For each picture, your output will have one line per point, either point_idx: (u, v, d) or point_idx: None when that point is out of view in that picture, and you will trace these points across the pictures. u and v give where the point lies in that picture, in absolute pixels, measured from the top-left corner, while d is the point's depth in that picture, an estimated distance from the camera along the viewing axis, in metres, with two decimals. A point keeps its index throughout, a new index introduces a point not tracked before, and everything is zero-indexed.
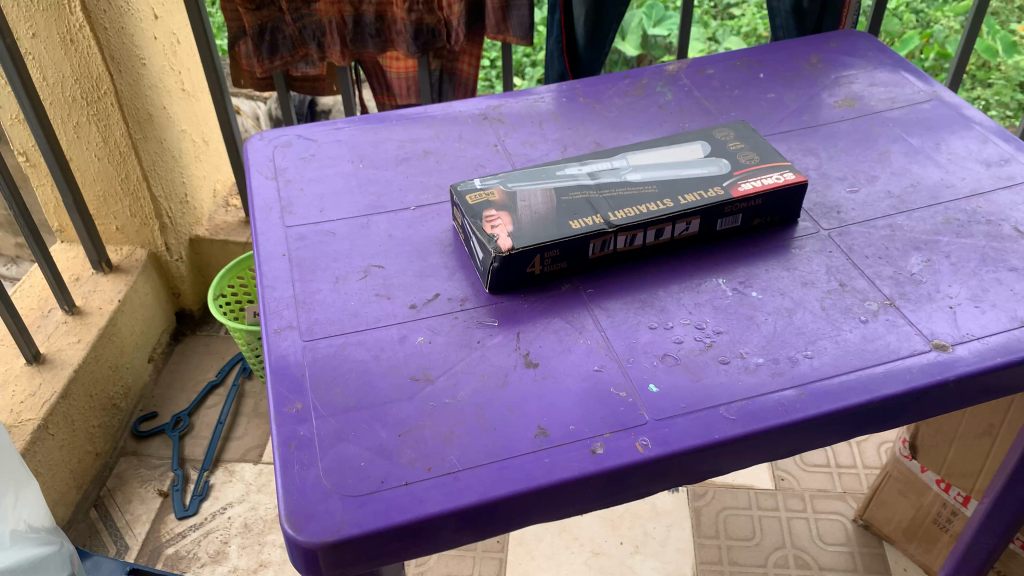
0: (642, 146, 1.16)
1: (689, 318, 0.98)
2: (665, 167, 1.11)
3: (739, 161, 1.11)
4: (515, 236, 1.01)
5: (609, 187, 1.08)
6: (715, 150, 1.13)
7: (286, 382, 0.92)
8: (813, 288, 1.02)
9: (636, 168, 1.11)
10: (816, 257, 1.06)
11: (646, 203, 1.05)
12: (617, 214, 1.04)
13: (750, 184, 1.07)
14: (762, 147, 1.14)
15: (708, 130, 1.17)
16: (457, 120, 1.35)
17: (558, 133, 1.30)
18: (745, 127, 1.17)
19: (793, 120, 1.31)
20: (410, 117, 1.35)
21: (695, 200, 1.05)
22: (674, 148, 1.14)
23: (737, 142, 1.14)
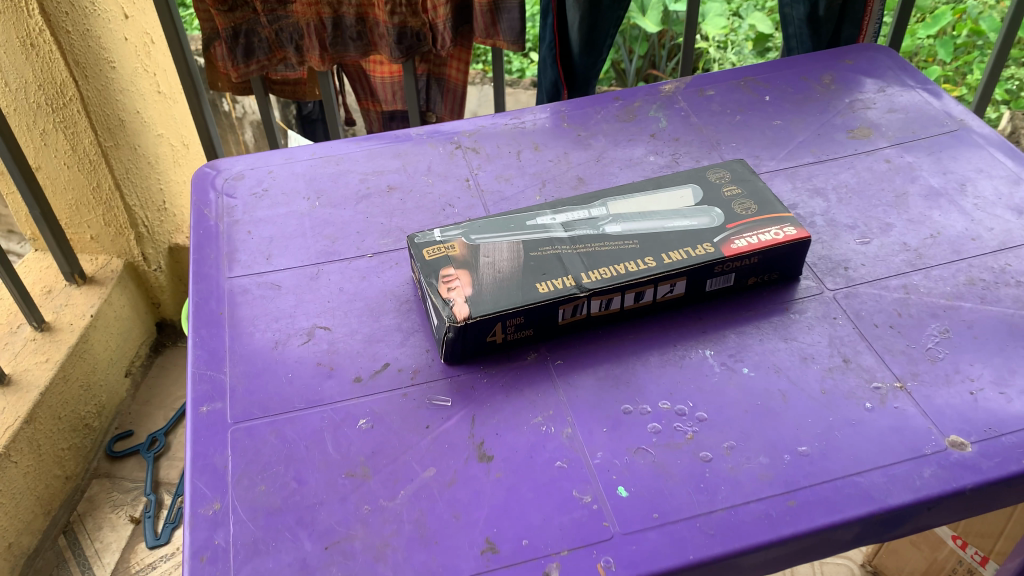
0: (626, 190, 1.03)
1: (668, 400, 0.87)
2: (649, 217, 0.98)
3: (733, 210, 0.99)
4: (473, 302, 0.89)
5: (584, 241, 0.96)
6: (707, 197, 1.00)
7: (205, 475, 0.81)
8: (812, 365, 0.89)
9: (617, 218, 0.99)
10: (818, 325, 0.94)
11: (624, 262, 0.93)
12: (591, 275, 0.92)
13: (744, 241, 0.94)
14: (760, 193, 1.01)
15: (700, 171, 1.05)
16: (428, 147, 1.22)
17: (537, 166, 1.17)
18: (743, 168, 1.04)
19: (800, 151, 1.17)
20: (377, 143, 1.23)
21: (681, 259, 0.93)
22: (661, 193, 1.02)
23: (732, 187, 1.02)
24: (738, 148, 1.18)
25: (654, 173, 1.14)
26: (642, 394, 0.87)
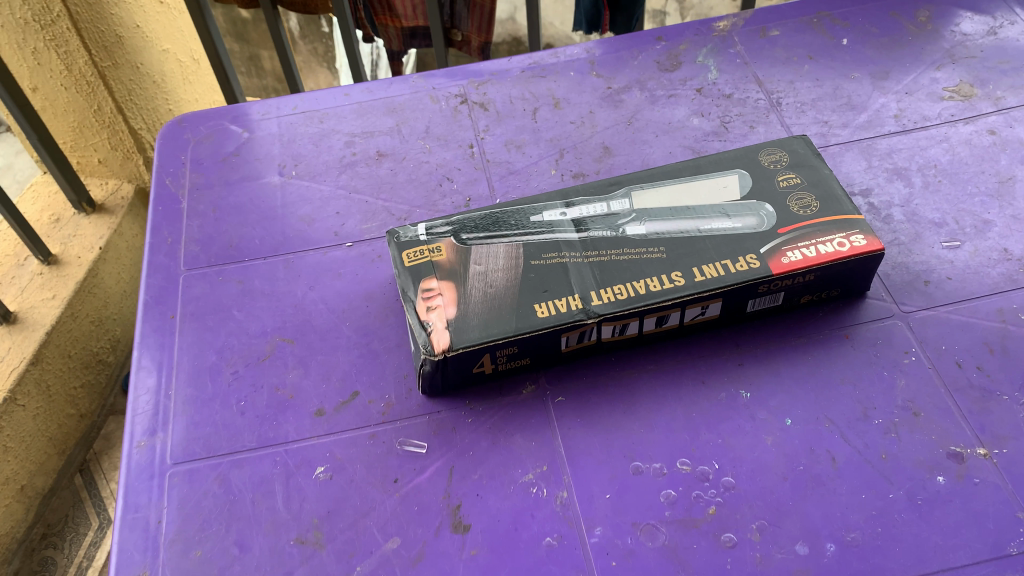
0: (656, 174, 0.84)
1: (688, 459, 0.71)
2: (682, 215, 0.80)
3: (788, 209, 0.79)
4: (456, 327, 0.73)
5: (598, 246, 0.78)
6: (756, 189, 0.81)
7: (135, 534, 0.69)
8: (873, 417, 0.72)
9: (642, 215, 0.80)
10: (884, 362, 0.75)
11: (646, 278, 0.75)
12: (603, 296, 0.74)
13: (798, 254, 0.75)
14: (824, 185, 0.81)
15: (751, 151, 0.84)
16: (429, 100, 1.03)
17: (555, 128, 0.98)
18: (805, 148, 0.84)
19: (882, 116, 0.95)
20: (369, 94, 1.04)
21: (718, 277, 0.75)
22: (699, 181, 0.83)
23: (789, 174, 0.82)
24: (803, 110, 0.96)
25: (696, 143, 0.94)
26: (657, 449, 0.72)
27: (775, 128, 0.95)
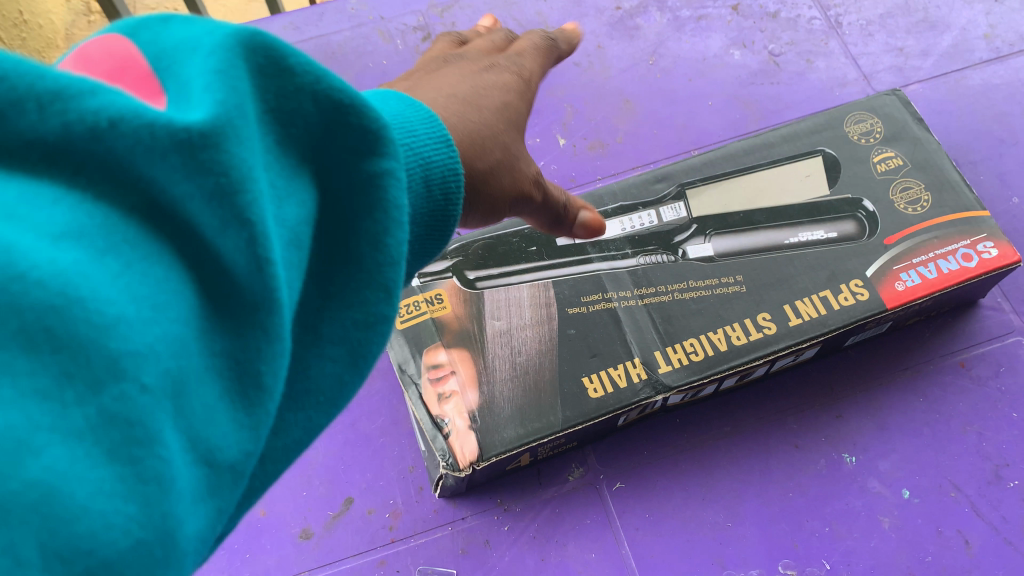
0: (713, 161, 0.63)
1: (792, 561, 0.56)
2: (756, 222, 0.60)
3: (892, 206, 0.60)
4: (483, 422, 0.54)
5: (654, 278, 0.58)
6: (847, 178, 0.61)
7: None
8: (1007, 478, 0.58)
9: (705, 224, 0.60)
10: (1011, 400, 0.60)
11: (725, 325, 0.56)
12: (672, 356, 0.56)
13: (915, 276, 0.58)
14: (933, 164, 0.62)
15: (832, 117, 0.64)
16: (378, 37, 0.76)
17: (554, 74, 0.74)
18: (902, 111, 0.64)
19: (969, 37, 0.74)
20: (293, 32, 0.77)
21: (818, 317, 0.56)
22: (770, 169, 0.62)
23: (887, 152, 0.62)
24: (870, 33, 0.75)
25: (742, 90, 0.72)
26: (751, 548, 0.57)
27: (839, 61, 0.74)
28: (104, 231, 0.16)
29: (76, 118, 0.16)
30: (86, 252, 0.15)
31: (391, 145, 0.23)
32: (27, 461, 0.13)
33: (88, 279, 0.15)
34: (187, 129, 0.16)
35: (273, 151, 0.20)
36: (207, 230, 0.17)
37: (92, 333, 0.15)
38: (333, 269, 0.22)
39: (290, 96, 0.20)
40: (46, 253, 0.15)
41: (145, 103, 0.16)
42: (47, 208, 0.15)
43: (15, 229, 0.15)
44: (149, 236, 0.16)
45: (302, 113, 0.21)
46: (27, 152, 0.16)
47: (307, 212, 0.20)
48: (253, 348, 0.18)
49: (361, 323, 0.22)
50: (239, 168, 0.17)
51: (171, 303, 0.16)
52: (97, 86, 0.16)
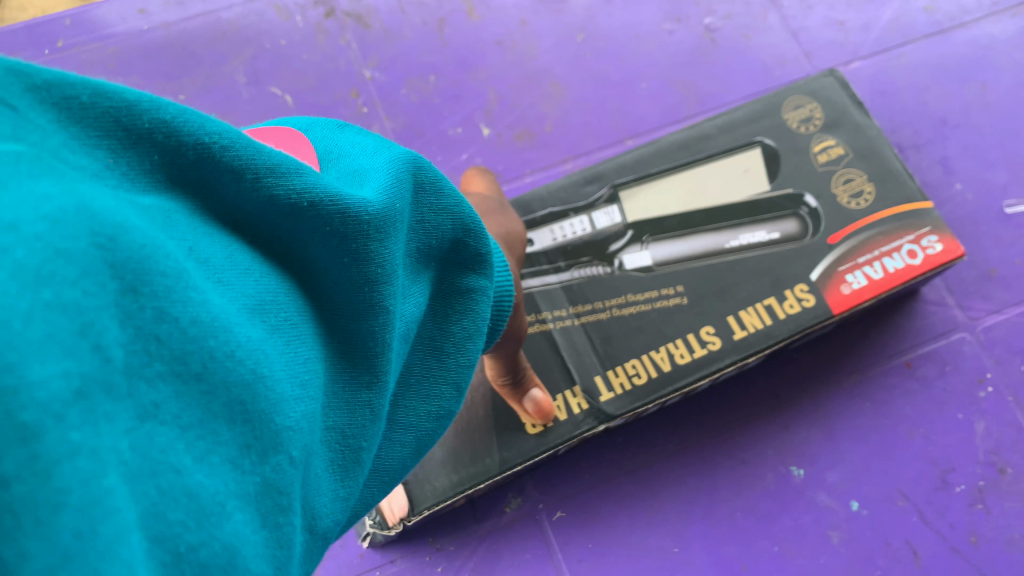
0: (645, 159, 0.58)
1: None
2: (693, 226, 0.55)
3: (835, 200, 0.54)
4: (413, 473, 0.50)
5: (591, 295, 0.55)
6: (787, 170, 0.56)
7: None
8: (954, 483, 0.56)
9: (642, 228, 0.56)
10: (956, 400, 0.59)
11: (667, 342, 0.53)
12: (612, 383, 0.52)
13: (860, 277, 0.52)
14: (877, 146, 0.55)
15: (767, 103, 0.58)
16: (275, 13, 0.67)
17: (475, 55, 0.67)
18: (842, 89, 0.57)
19: (911, 9, 0.70)
20: (176, 8, 0.67)
21: (760, 329, 0.52)
22: (705, 164, 0.57)
23: (827, 140, 0.56)
24: (810, 4, 0.70)
25: (677, 70, 0.67)
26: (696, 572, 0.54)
27: (778, 37, 0.69)
28: (276, 305, 0.19)
29: (283, 197, 0.20)
30: (265, 329, 0.18)
31: (484, 265, 0.31)
32: (223, 524, 0.15)
33: (271, 355, 0.18)
34: (363, 225, 0.22)
35: (417, 254, 0.27)
36: (349, 311, 0.22)
37: (268, 408, 0.17)
38: (424, 358, 0.29)
39: (439, 214, 0.28)
40: (244, 328, 0.17)
41: (338, 196, 0.21)
42: (241, 278, 0.18)
43: (221, 290, 0.17)
44: (301, 309, 0.20)
45: (443, 230, 0.28)
46: (222, 211, 0.19)
47: (417, 308, 0.27)
48: (359, 426, 0.22)
49: (432, 413, 0.29)
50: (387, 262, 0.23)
51: (311, 379, 0.19)
52: (300, 170, 0.21)
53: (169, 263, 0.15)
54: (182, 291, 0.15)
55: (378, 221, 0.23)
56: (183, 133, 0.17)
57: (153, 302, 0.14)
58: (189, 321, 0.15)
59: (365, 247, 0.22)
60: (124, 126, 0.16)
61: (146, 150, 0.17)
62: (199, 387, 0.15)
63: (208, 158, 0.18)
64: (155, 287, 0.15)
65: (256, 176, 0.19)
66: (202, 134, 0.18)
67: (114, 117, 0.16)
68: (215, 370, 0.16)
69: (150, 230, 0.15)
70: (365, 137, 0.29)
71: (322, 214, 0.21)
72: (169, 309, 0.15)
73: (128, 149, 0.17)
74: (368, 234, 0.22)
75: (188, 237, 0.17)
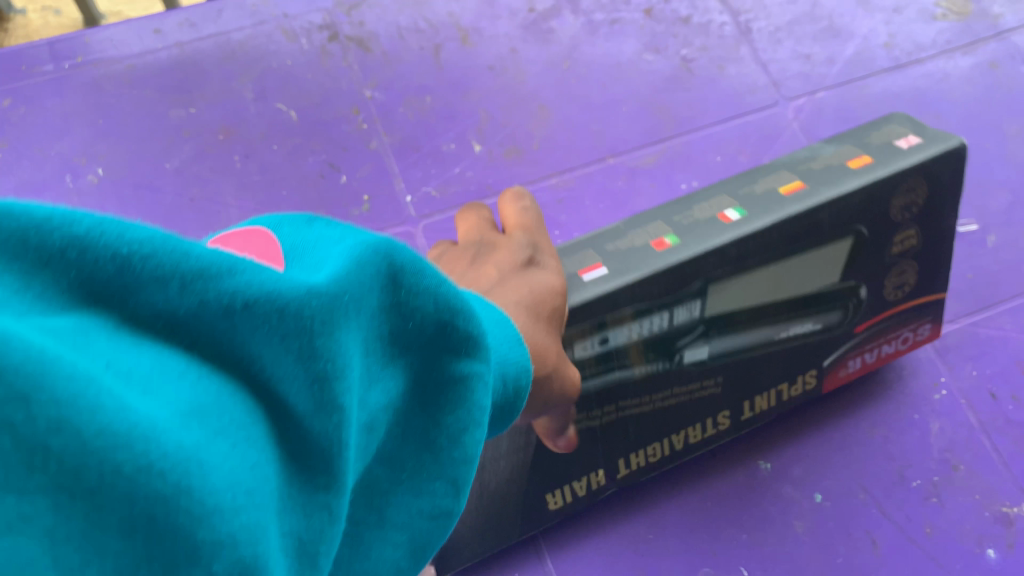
0: (746, 254, 0.48)
1: (711, 569, 0.57)
2: (757, 317, 0.53)
3: (882, 294, 0.56)
4: (444, 553, 0.55)
5: (646, 385, 0.53)
6: (859, 266, 0.53)
7: None
8: (910, 478, 0.60)
9: (711, 325, 0.51)
10: (913, 402, 0.63)
11: (688, 426, 0.57)
12: (632, 460, 0.57)
13: (857, 364, 0.60)
14: (943, 230, 0.54)
15: (890, 180, 0.49)
16: (281, 36, 0.72)
17: (468, 78, 0.72)
18: (953, 160, 0.50)
19: (871, 46, 0.76)
20: (190, 30, 0.72)
21: (765, 409, 0.59)
22: (801, 255, 0.50)
23: (908, 233, 0.53)
24: (778, 40, 0.76)
25: (657, 95, 0.72)
26: (671, 559, 0.58)
27: (749, 67, 0.74)
28: (218, 410, 0.13)
29: (215, 297, 0.14)
30: (204, 432, 0.13)
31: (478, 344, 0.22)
32: None
33: (207, 454, 0.12)
34: (313, 316, 0.15)
35: (390, 343, 0.20)
36: (306, 413, 0.15)
37: (187, 523, 0.12)
38: (414, 452, 0.21)
39: (423, 290, 0.20)
40: (172, 433, 0.12)
41: (283, 280, 0.15)
42: (175, 385, 0.13)
43: (149, 401, 0.12)
44: (254, 411, 0.14)
45: (424, 313, 0.20)
46: (150, 321, 0.13)
47: (390, 398, 0.20)
48: (316, 529, 0.16)
49: (426, 513, 0.21)
50: (343, 357, 0.16)
51: (263, 490, 0.14)
52: (236, 264, 0.14)
53: (76, 372, 0.11)
54: (89, 396, 0.11)
55: (333, 298, 0.16)
56: (82, 240, 0.13)
57: (47, 411, 0.11)
58: (92, 432, 0.11)
59: (326, 343, 0.15)
60: (6, 235, 0.12)
61: (35, 265, 0.12)
62: (90, 507, 0.11)
63: (124, 261, 0.13)
64: (45, 400, 0.11)
65: (181, 280, 0.14)
66: (119, 243, 0.13)
67: (9, 232, 0.12)
68: (117, 488, 0.11)
69: (47, 341, 0.11)
70: (323, 221, 0.22)
71: (267, 309, 0.14)
72: (66, 415, 0.11)
73: (42, 270, 0.13)
74: (321, 329, 0.15)
75: (110, 353, 0.12)
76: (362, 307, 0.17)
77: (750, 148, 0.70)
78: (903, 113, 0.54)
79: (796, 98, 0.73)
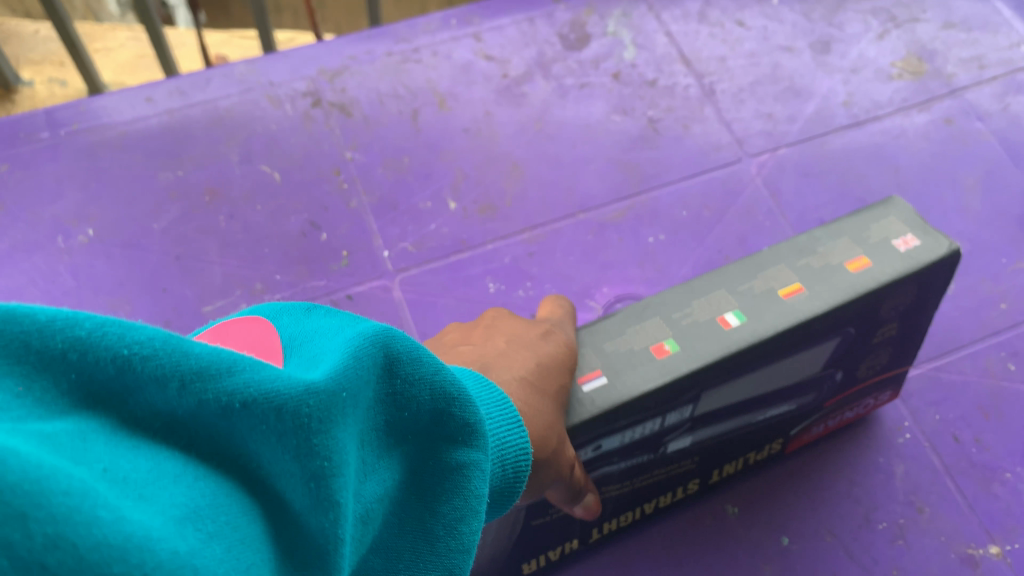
0: (738, 363, 0.46)
1: None
2: (741, 407, 0.52)
3: (856, 376, 0.57)
4: None
5: (628, 475, 0.52)
6: (838, 360, 0.53)
7: None
8: (876, 521, 0.61)
9: (697, 422, 0.51)
10: (878, 445, 0.65)
11: (662, 494, 0.58)
12: (604, 526, 0.57)
13: (824, 427, 0.62)
14: (919, 321, 0.54)
15: (887, 290, 0.47)
16: (267, 102, 0.76)
17: (444, 140, 0.75)
18: (943, 264, 0.48)
19: (831, 104, 0.80)
20: (179, 98, 0.76)
21: (733, 471, 0.61)
22: (790, 357, 0.49)
23: (888, 328, 0.52)
24: (741, 100, 0.80)
25: (625, 155, 0.76)
26: None
27: (713, 126, 0.78)
28: (210, 515, 0.17)
29: (213, 397, 0.18)
30: (195, 538, 0.17)
31: (476, 435, 0.27)
32: None
33: (200, 558, 0.16)
34: (309, 414, 0.20)
35: (381, 431, 0.24)
36: (300, 508, 0.19)
37: None
38: (413, 544, 0.25)
39: (416, 386, 0.25)
40: (168, 538, 0.16)
41: (277, 385, 0.19)
42: (170, 487, 0.17)
43: (143, 507, 0.16)
44: (244, 510, 0.18)
45: (417, 402, 0.25)
46: (151, 419, 0.18)
47: (383, 487, 0.24)
48: None
49: None
50: (336, 458, 0.20)
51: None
52: (234, 367, 0.19)
53: (72, 483, 0.15)
54: (90, 508, 0.15)
55: (330, 404, 0.20)
56: (99, 347, 0.17)
57: (46, 527, 0.14)
58: (91, 546, 0.14)
59: (311, 443, 0.20)
60: (36, 348, 0.17)
61: (62, 373, 0.17)
62: None
63: (129, 365, 0.18)
64: (45, 517, 0.14)
65: (181, 382, 0.18)
66: (122, 345, 0.18)
67: (23, 343, 0.17)
68: None
69: (55, 457, 0.15)
70: (335, 315, 0.27)
71: (260, 413, 0.19)
72: (70, 532, 0.14)
73: (41, 371, 0.17)
74: (312, 431, 0.20)
75: (106, 456, 0.16)
76: (356, 405, 0.22)
77: (714, 203, 0.73)
78: (900, 199, 0.50)
79: (758, 155, 0.77)
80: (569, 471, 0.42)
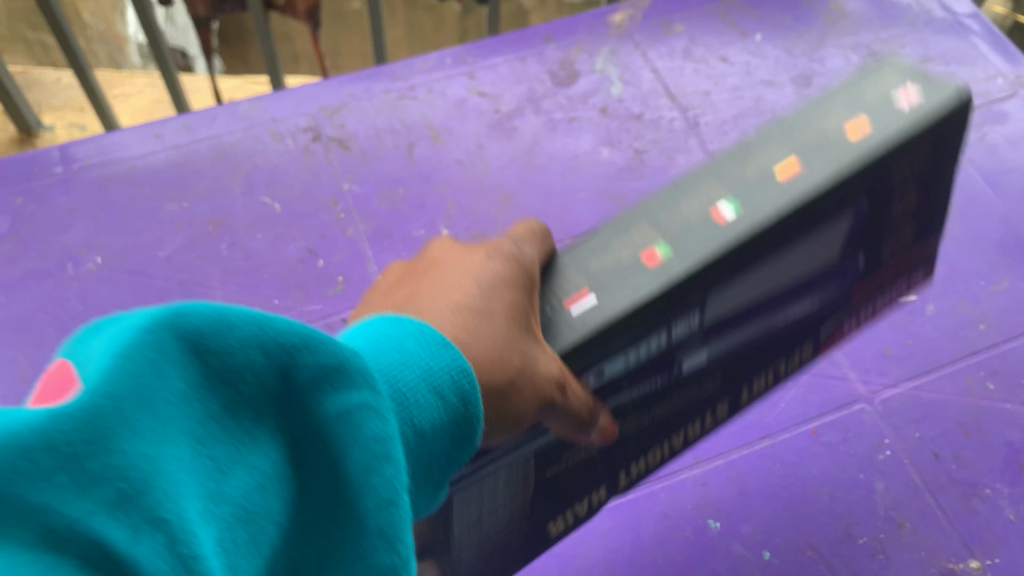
0: (747, 257, 0.41)
1: None
2: (752, 315, 0.46)
3: (884, 253, 0.50)
4: None
5: (647, 403, 0.46)
6: (860, 234, 0.47)
7: None
8: (856, 536, 0.63)
9: (707, 333, 0.44)
10: (859, 462, 0.66)
11: (664, 449, 0.53)
12: (634, 468, 0.52)
13: (853, 326, 0.55)
14: (940, 163, 0.48)
15: (890, 133, 0.42)
16: (269, 137, 0.80)
17: (438, 171, 0.79)
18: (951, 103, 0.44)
19: None
20: (186, 133, 0.80)
21: (759, 392, 0.53)
22: (804, 244, 0.43)
23: (907, 196, 0.48)
24: (725, 132, 0.83)
25: (612, 185, 0.79)
26: None
27: (697, 157, 0.81)
28: None
29: None
30: None
31: (351, 370, 0.23)
32: None
33: None
34: (67, 443, 0.16)
35: (236, 417, 0.21)
36: (106, 544, 0.16)
37: None
38: (324, 518, 0.22)
39: (251, 350, 0.21)
40: None
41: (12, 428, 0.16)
42: None
43: None
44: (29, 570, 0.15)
45: (252, 366, 0.21)
46: None
47: (262, 475, 0.21)
48: None
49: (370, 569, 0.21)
50: (133, 467, 0.17)
51: None
52: None
53: None
54: None
55: (97, 420, 0.17)
56: None
57: None
58: None
59: (84, 471, 0.16)
60: None
61: None
62: None
63: None
64: None
65: None
66: None
67: None
68: None
69: None
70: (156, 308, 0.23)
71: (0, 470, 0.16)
72: None
73: None
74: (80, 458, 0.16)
75: None
76: (153, 404, 0.18)
77: None
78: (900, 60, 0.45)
79: None
80: (551, 390, 0.37)
